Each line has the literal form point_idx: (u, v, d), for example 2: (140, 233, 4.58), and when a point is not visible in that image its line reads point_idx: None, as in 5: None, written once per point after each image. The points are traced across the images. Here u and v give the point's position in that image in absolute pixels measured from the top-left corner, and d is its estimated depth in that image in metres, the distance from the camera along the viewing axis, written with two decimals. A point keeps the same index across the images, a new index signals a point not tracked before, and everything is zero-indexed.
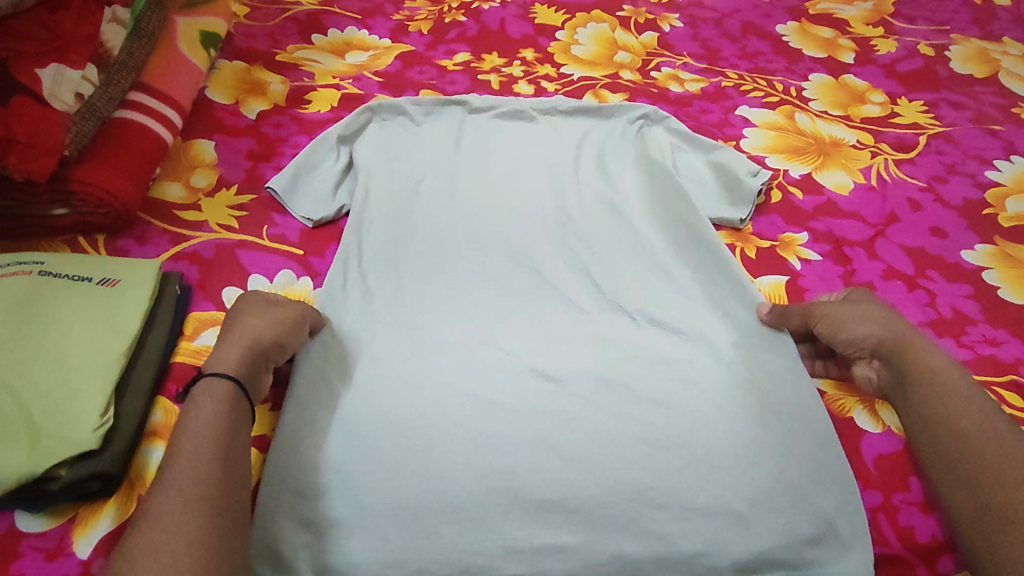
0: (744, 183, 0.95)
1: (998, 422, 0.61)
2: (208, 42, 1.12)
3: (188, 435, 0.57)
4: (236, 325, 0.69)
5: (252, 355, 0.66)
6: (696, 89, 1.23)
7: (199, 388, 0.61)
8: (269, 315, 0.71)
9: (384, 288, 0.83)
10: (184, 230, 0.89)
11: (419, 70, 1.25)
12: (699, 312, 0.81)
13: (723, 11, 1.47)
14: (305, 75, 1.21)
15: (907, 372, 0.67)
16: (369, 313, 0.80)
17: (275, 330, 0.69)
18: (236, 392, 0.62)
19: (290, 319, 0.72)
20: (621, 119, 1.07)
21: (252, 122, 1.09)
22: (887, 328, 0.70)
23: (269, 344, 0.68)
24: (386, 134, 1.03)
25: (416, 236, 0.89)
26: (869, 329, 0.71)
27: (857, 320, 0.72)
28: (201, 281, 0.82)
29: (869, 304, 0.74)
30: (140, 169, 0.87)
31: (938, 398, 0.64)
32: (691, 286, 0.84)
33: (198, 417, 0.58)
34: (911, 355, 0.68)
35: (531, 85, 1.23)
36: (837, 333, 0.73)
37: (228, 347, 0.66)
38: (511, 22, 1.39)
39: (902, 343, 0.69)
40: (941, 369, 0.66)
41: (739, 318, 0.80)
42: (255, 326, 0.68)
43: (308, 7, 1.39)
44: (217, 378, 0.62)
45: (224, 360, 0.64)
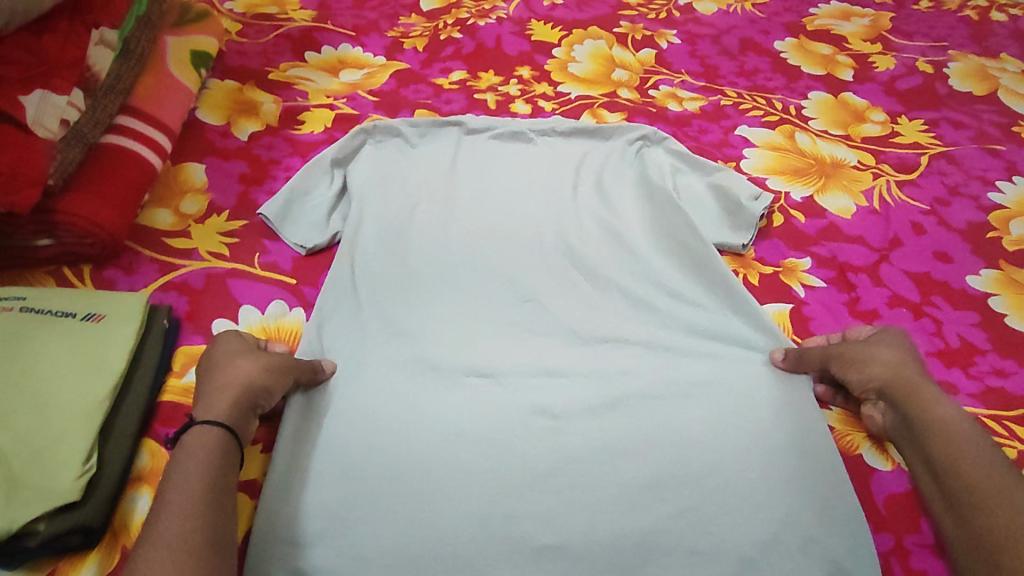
0: (745, 208, 0.94)
1: (1005, 475, 0.58)
2: (199, 61, 1.10)
3: (177, 481, 0.55)
4: (223, 369, 0.66)
5: (240, 400, 0.64)
6: (695, 108, 1.22)
7: (187, 439, 0.59)
8: (258, 358, 0.68)
9: (378, 320, 0.81)
10: (174, 259, 0.86)
11: (415, 89, 1.24)
12: (703, 342, 0.79)
13: (720, 28, 1.46)
14: (298, 94, 1.19)
15: (915, 416, 0.65)
16: (363, 347, 0.78)
17: (264, 373, 0.67)
18: (225, 442, 0.60)
19: (280, 361, 0.69)
20: (619, 139, 1.06)
21: (243, 143, 1.06)
22: (896, 369, 0.68)
23: (258, 388, 0.66)
24: (381, 156, 1.01)
25: (412, 264, 0.87)
26: (877, 371, 0.69)
27: (867, 360, 0.70)
28: (190, 313, 0.80)
29: (881, 343, 0.71)
30: (128, 197, 0.85)
31: (946, 444, 0.62)
32: (696, 315, 0.82)
33: (188, 462, 0.56)
34: (919, 400, 0.65)
35: (528, 104, 1.21)
36: (847, 371, 0.71)
37: (215, 394, 0.63)
38: (507, 38, 1.37)
39: (909, 387, 0.67)
40: (949, 417, 0.63)
41: (744, 350, 0.78)
42: (247, 372, 0.65)
43: (301, 24, 1.38)
44: (210, 428, 0.60)
45: (211, 407, 0.62)
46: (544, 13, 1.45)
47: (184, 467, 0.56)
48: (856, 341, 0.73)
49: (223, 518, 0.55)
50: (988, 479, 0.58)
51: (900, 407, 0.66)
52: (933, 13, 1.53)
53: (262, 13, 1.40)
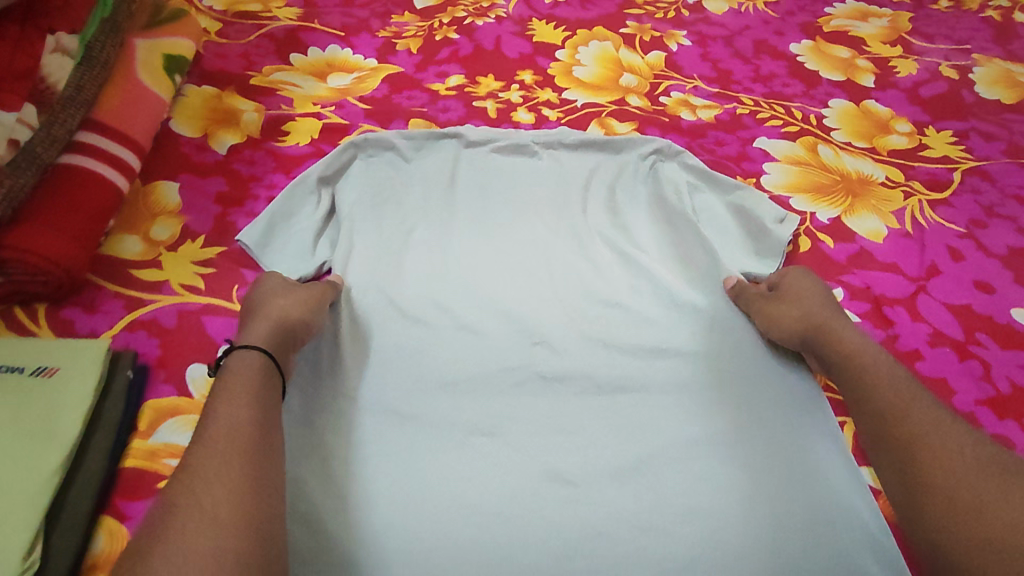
0: (772, 234, 0.89)
1: (914, 386, 0.62)
2: (173, 67, 1.01)
3: (230, 381, 0.60)
4: (264, 306, 0.71)
5: (282, 331, 0.68)
6: (709, 117, 1.14)
7: (232, 359, 0.63)
8: (291, 295, 0.72)
9: (370, 366, 0.74)
10: (142, 293, 0.78)
11: (408, 96, 1.15)
12: (733, 388, 0.73)
13: (732, 28, 1.38)
14: (282, 101, 1.10)
15: (832, 353, 0.69)
16: (354, 399, 0.70)
17: (303, 308, 0.71)
18: (266, 363, 0.63)
19: (316, 298, 0.74)
20: (632, 154, 1.00)
21: (221, 158, 0.97)
22: (807, 313, 0.72)
23: (299, 320, 0.70)
24: (373, 173, 0.94)
25: (407, 299, 0.80)
26: (794, 318, 0.73)
27: (784, 309, 0.74)
28: (162, 358, 0.71)
29: (794, 287, 0.76)
30: (88, 227, 0.76)
31: (857, 376, 0.65)
32: (724, 352, 0.76)
33: (239, 375, 0.61)
34: (832, 336, 0.69)
35: (531, 113, 1.13)
36: (770, 326, 0.74)
37: (259, 324, 0.67)
38: (507, 40, 1.28)
39: (821, 328, 0.71)
40: (858, 350, 0.67)
41: (777, 399, 0.71)
42: (283, 305, 0.70)
43: (286, 23, 1.28)
44: (251, 351, 0.64)
45: (255, 335, 0.66)
46: (546, 11, 1.36)
47: (234, 386, 0.59)
48: (778, 289, 0.77)
49: (267, 445, 0.56)
50: (899, 400, 0.61)
51: (819, 348, 0.70)
52: (954, 14, 1.46)
53: (244, 11, 1.30)
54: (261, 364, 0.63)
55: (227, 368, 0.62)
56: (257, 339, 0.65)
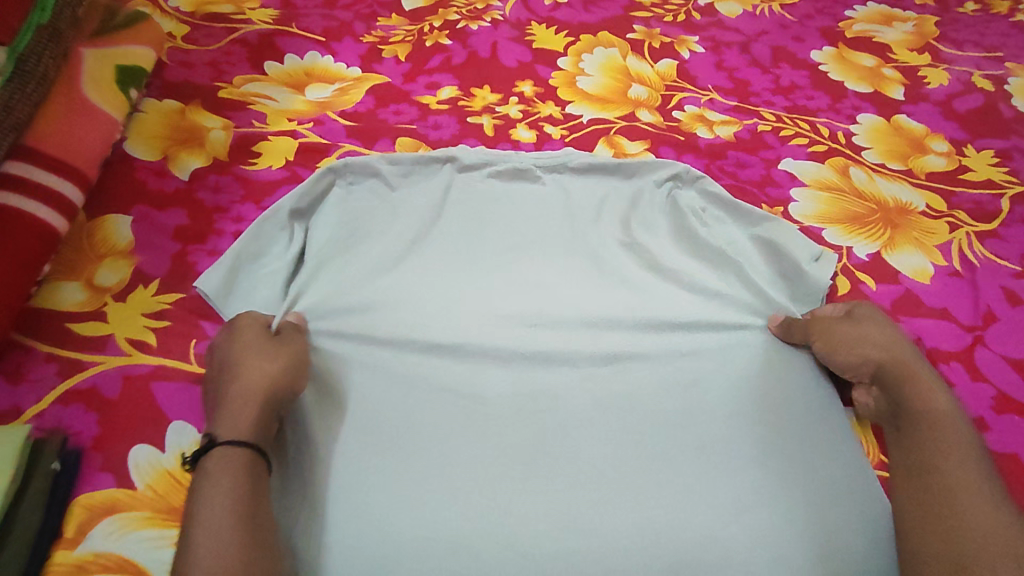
0: (809, 276, 0.80)
1: (981, 464, 0.59)
2: (128, 79, 0.90)
3: (216, 478, 0.53)
4: (242, 372, 0.61)
5: (262, 409, 0.59)
6: (728, 134, 1.03)
7: (212, 460, 0.54)
8: (271, 354, 0.63)
9: (355, 442, 0.63)
10: (83, 353, 0.66)
11: (396, 110, 1.03)
12: (769, 469, 0.63)
13: (747, 33, 1.27)
14: (254, 117, 0.98)
15: (908, 406, 0.64)
16: (337, 487, 0.60)
17: (289, 371, 0.63)
18: (252, 459, 0.55)
19: (302, 355, 0.65)
20: (645, 179, 0.89)
21: (182, 185, 0.86)
22: (891, 351, 0.67)
23: (284, 387, 0.62)
24: (354, 204, 0.83)
25: (391, 358, 0.70)
26: (872, 353, 0.67)
27: (860, 340, 0.68)
28: (100, 438, 0.61)
29: (868, 322, 0.70)
30: (16, 280, 0.65)
31: (931, 436, 0.61)
32: (755, 421, 0.67)
33: (220, 467, 0.54)
34: (913, 387, 0.64)
35: (532, 130, 1.02)
36: (836, 350, 0.69)
37: (238, 405, 0.58)
38: (504, 46, 1.17)
39: (901, 371, 0.66)
40: (936, 404, 0.63)
41: (818, 483, 0.63)
42: (265, 373, 0.61)
43: (260, 26, 1.16)
44: (235, 449, 0.55)
45: (236, 422, 0.57)
46: (546, 14, 1.25)
47: (214, 487, 0.53)
48: (848, 319, 0.71)
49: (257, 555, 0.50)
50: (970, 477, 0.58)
51: (894, 395, 0.65)
52: (982, 18, 1.36)
53: (213, 12, 1.18)
54: (248, 461, 0.55)
55: (207, 472, 0.54)
56: (241, 430, 0.57)
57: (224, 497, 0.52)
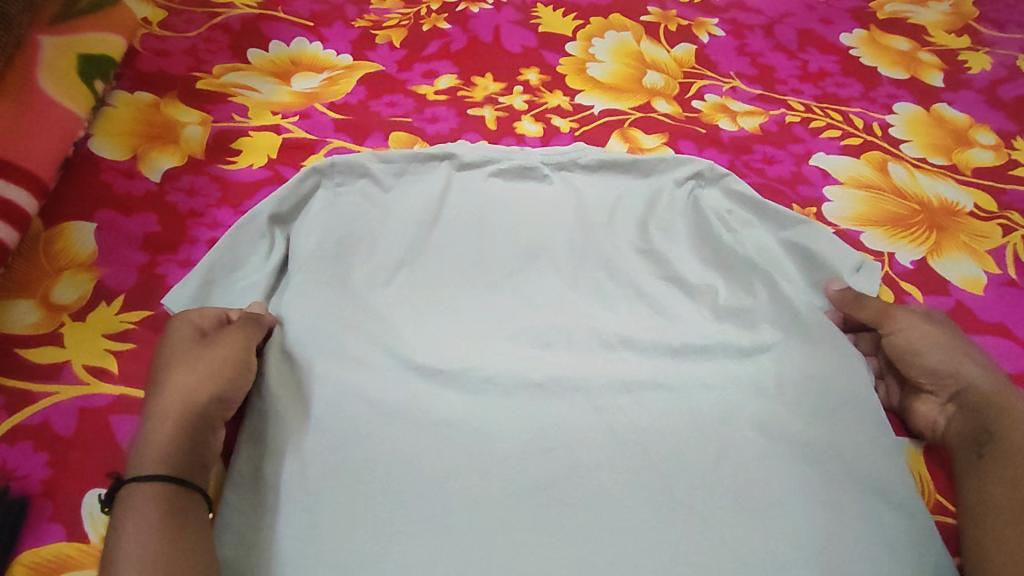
0: (852, 289, 0.73)
1: None
2: (93, 71, 0.82)
3: (135, 522, 0.48)
4: (162, 388, 0.56)
5: (184, 426, 0.54)
6: (753, 126, 0.94)
7: (128, 499, 0.49)
8: (190, 364, 0.57)
9: (347, 484, 0.56)
10: (35, 383, 0.59)
11: (390, 102, 0.95)
12: (800, 517, 0.57)
13: (771, 15, 1.18)
14: (235, 110, 0.90)
15: (998, 436, 0.59)
16: (329, 536, 0.54)
17: (210, 383, 0.57)
18: (168, 494, 0.50)
19: (231, 358, 0.59)
20: (664, 178, 0.81)
21: (153, 187, 0.78)
22: (983, 372, 0.63)
23: (207, 401, 0.56)
24: (342, 208, 0.74)
25: (384, 385, 0.62)
26: (964, 368, 0.63)
27: (952, 351, 0.64)
28: (50, 482, 0.54)
29: (955, 334, 0.66)
30: None
31: (1020, 473, 0.56)
32: (788, 461, 0.60)
33: (139, 510, 0.49)
34: (1007, 417, 0.59)
35: (538, 122, 0.93)
36: (924, 353, 0.65)
37: (156, 427, 0.53)
38: (508, 31, 1.08)
39: (992, 394, 0.61)
40: None
41: (860, 537, 0.57)
42: (184, 387, 0.56)
43: (243, 10, 1.07)
44: (147, 485, 0.50)
45: (150, 446, 0.52)
46: None
47: (134, 532, 0.47)
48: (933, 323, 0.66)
49: None
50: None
51: (981, 418, 0.61)
52: None
53: None
54: (167, 490, 0.50)
55: (123, 514, 0.49)
56: (154, 458, 0.52)
57: (140, 545, 0.47)
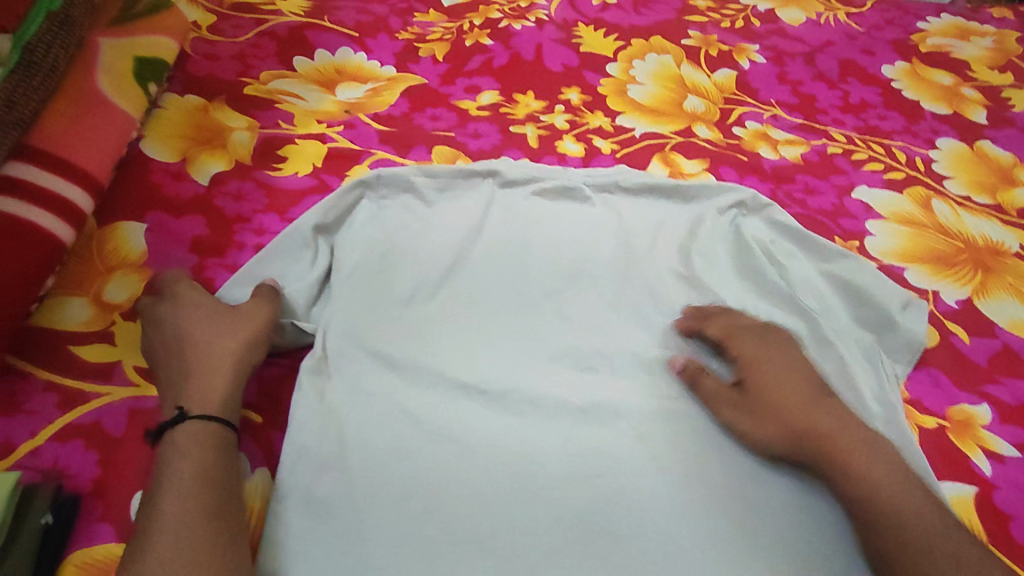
0: (900, 328, 0.71)
1: (940, 530, 0.52)
2: (147, 73, 0.84)
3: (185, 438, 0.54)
4: (206, 352, 0.60)
5: (235, 383, 0.59)
6: (794, 156, 0.94)
7: (180, 429, 0.54)
8: (234, 330, 0.62)
9: (390, 501, 0.56)
10: (86, 382, 0.60)
11: (433, 115, 0.96)
12: (806, 555, 0.57)
13: (811, 44, 1.18)
14: (281, 117, 0.91)
15: (825, 474, 0.58)
16: (372, 555, 0.53)
17: (255, 346, 0.62)
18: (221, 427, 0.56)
19: (270, 322, 0.64)
20: (707, 205, 0.82)
21: (201, 190, 0.79)
22: (796, 417, 0.60)
23: (251, 361, 0.61)
24: (386, 220, 0.75)
25: (427, 401, 0.62)
26: (777, 424, 0.60)
27: (765, 411, 0.61)
28: (102, 483, 0.54)
29: (771, 376, 0.63)
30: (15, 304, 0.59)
31: (877, 520, 0.53)
32: (826, 502, 0.60)
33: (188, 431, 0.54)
34: (841, 461, 0.56)
35: (580, 142, 0.93)
36: (737, 424, 0.62)
37: (206, 386, 0.57)
38: (550, 49, 1.10)
39: (828, 446, 0.57)
40: (877, 474, 0.55)
41: None
42: (233, 351, 0.60)
43: (291, 18, 1.09)
44: (204, 416, 0.56)
45: (204, 399, 0.57)
46: (594, 16, 1.18)
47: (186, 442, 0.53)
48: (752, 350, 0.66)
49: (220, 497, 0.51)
50: (936, 552, 0.51)
51: (808, 460, 0.59)
52: None
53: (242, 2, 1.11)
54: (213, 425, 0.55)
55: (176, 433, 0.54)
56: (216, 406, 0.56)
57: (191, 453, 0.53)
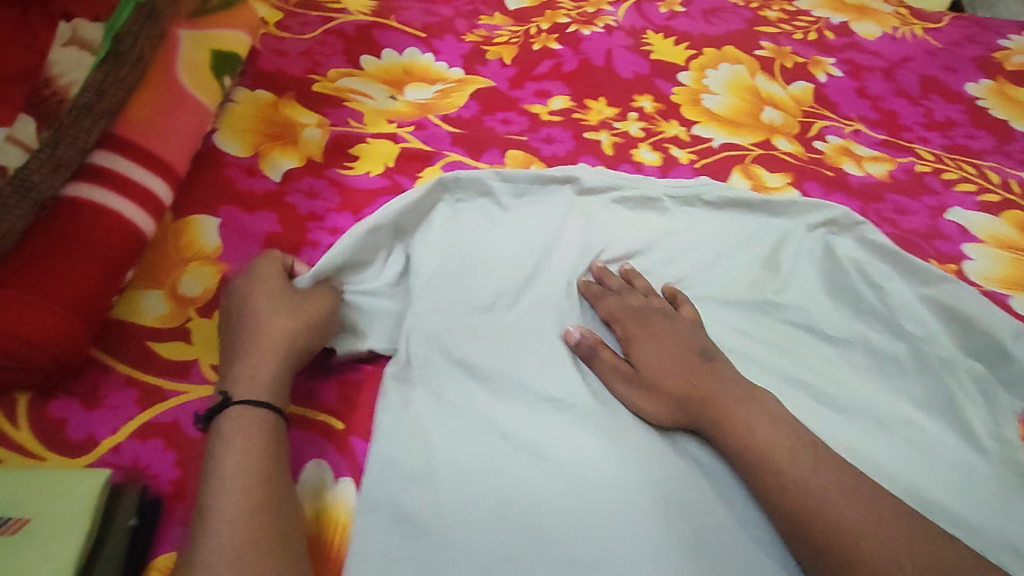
0: (1015, 359, 0.66)
1: (851, 486, 0.51)
2: (222, 67, 0.83)
3: (236, 428, 0.51)
4: (261, 331, 0.57)
5: (288, 370, 0.57)
6: (882, 173, 0.90)
7: (232, 417, 0.52)
8: (291, 312, 0.59)
9: (484, 522, 0.52)
10: (164, 379, 0.58)
11: (503, 118, 0.93)
12: None
13: (890, 58, 1.14)
14: (351, 115, 0.89)
15: (722, 449, 0.56)
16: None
17: (311, 333, 0.59)
18: (273, 419, 0.53)
19: (327, 312, 0.61)
20: (795, 222, 0.78)
21: (274, 187, 0.77)
22: (693, 387, 0.59)
23: (305, 348, 0.59)
24: (462, 225, 0.72)
25: (515, 417, 0.59)
26: (674, 397, 0.59)
27: (655, 384, 0.60)
28: (185, 485, 0.52)
29: (656, 350, 0.62)
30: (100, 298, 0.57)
31: (776, 488, 0.52)
32: None
33: (240, 422, 0.51)
34: (729, 428, 0.56)
35: (657, 151, 0.90)
36: (641, 403, 0.60)
37: (259, 370, 0.55)
38: (620, 55, 1.07)
39: (723, 414, 0.57)
40: (770, 440, 0.54)
41: None
42: (288, 334, 0.57)
43: (358, 17, 1.08)
44: (258, 404, 0.53)
45: (256, 383, 0.54)
46: (663, 24, 1.16)
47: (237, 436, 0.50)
48: (635, 330, 0.65)
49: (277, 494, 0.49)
50: (847, 505, 0.50)
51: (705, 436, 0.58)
52: None
53: None
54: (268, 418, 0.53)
55: (226, 420, 0.51)
56: (263, 393, 0.54)
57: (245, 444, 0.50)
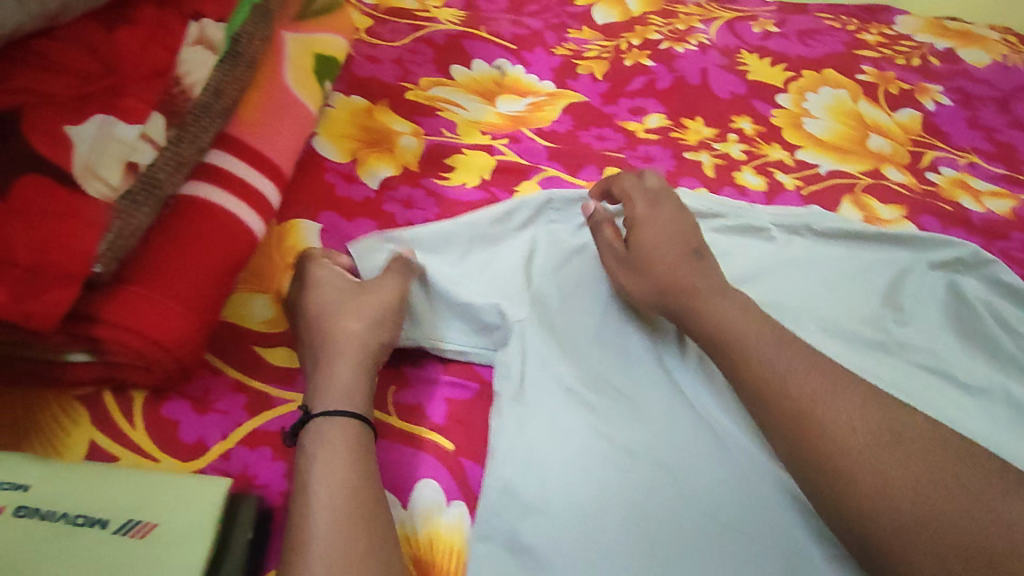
0: None
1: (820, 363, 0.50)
2: (324, 71, 0.83)
3: (323, 438, 0.50)
4: (330, 336, 0.56)
5: (365, 372, 0.55)
6: (1004, 211, 0.84)
7: (323, 425, 0.50)
8: (355, 311, 0.58)
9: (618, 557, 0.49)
10: (272, 386, 0.57)
11: (599, 134, 0.91)
12: None
13: (1002, 88, 1.08)
14: (445, 125, 0.88)
15: (686, 324, 0.57)
16: None
17: (378, 330, 0.57)
18: (360, 428, 0.51)
19: (391, 305, 0.59)
20: (916, 257, 0.73)
21: (372, 193, 0.76)
22: (671, 268, 0.59)
23: (378, 346, 0.57)
24: (558, 243, 0.70)
25: (639, 443, 0.55)
26: (652, 278, 0.60)
27: (642, 262, 0.61)
28: None
29: (654, 230, 0.63)
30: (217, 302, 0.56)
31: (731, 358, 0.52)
32: None
33: (327, 427, 0.50)
34: (695, 302, 0.56)
35: (760, 175, 0.86)
36: (626, 281, 0.62)
37: (338, 379, 0.53)
38: (715, 74, 1.03)
39: (690, 290, 0.57)
40: (728, 315, 0.54)
41: None
42: (358, 334, 0.56)
43: (448, 26, 1.07)
44: (344, 411, 0.51)
45: (335, 391, 0.53)
46: (757, 43, 1.12)
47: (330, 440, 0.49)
48: (643, 212, 0.65)
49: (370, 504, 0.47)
50: (819, 380, 0.49)
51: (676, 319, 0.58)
52: None
53: (399, 8, 1.10)
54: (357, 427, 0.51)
55: (317, 428, 0.50)
56: (343, 400, 0.52)
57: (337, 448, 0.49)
